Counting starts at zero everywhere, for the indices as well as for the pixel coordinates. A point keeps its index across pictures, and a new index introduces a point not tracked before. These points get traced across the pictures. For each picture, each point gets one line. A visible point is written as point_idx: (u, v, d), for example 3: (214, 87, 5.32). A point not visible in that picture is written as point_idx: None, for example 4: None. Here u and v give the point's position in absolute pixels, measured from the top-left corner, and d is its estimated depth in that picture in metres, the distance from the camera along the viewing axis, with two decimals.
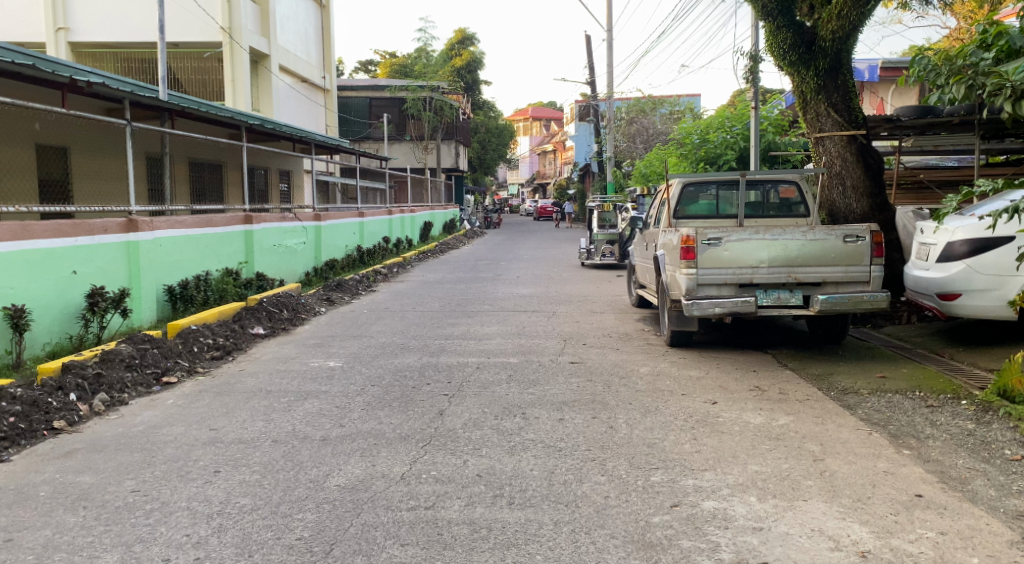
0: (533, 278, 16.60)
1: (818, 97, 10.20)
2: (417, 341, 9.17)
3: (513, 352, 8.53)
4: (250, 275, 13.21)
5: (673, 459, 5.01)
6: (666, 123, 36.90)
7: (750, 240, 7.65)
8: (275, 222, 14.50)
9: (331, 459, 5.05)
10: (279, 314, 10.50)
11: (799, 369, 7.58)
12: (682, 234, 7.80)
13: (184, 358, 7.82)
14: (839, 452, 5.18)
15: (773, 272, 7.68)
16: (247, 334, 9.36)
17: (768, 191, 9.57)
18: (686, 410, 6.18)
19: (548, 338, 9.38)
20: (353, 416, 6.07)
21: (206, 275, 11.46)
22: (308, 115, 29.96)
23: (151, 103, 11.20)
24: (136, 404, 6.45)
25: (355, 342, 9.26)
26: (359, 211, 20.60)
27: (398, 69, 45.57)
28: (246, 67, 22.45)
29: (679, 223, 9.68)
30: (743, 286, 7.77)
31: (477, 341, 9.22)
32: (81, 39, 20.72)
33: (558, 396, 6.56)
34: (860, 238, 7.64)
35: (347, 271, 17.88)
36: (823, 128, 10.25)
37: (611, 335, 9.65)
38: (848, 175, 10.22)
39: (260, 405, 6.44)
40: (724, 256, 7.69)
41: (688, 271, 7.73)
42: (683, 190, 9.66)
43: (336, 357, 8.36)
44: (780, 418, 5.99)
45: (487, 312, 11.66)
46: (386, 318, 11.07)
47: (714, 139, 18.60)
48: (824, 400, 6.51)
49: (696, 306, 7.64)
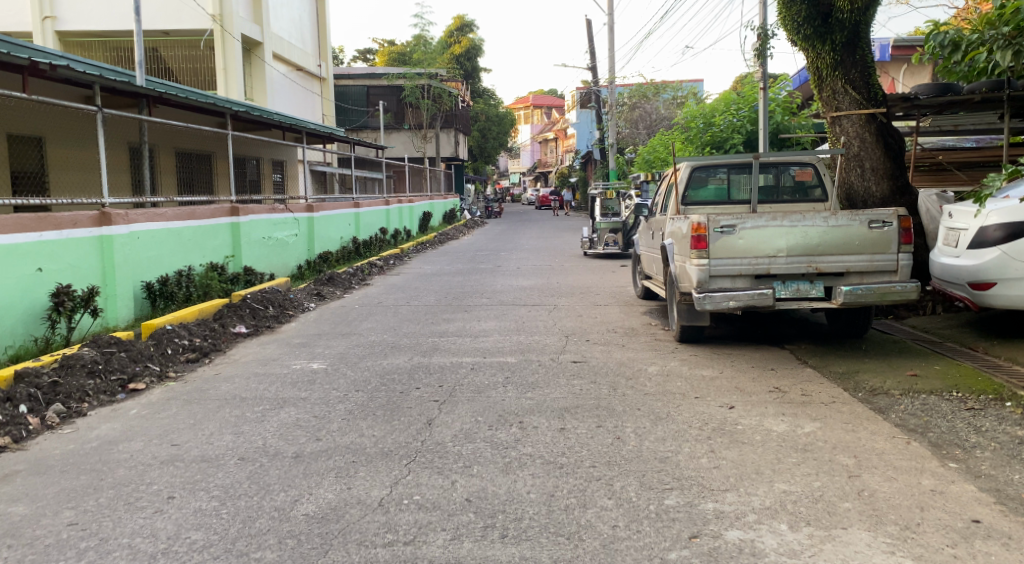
0: (534, 269, 15.97)
1: (835, 73, 9.58)
2: (410, 340, 8.60)
3: (512, 350, 7.94)
4: (237, 270, 12.62)
5: (689, 478, 4.43)
6: (669, 108, 36.07)
7: (766, 227, 7.05)
8: (264, 214, 13.88)
9: (301, 482, 4.46)
10: (263, 311, 9.88)
11: (821, 367, 6.97)
12: (692, 221, 7.18)
13: (156, 361, 7.21)
14: (877, 465, 4.57)
15: (792, 262, 7.06)
16: (228, 333, 8.79)
17: (782, 173, 8.94)
18: (700, 417, 5.59)
19: (548, 334, 8.79)
20: (332, 427, 5.48)
21: (189, 270, 10.87)
22: (304, 104, 29.30)
23: (127, 88, 10.57)
24: (95, 415, 5.88)
25: (342, 341, 8.67)
26: (354, 201, 19.97)
27: (396, 57, 44.83)
28: (238, 55, 21.79)
29: (687, 209, 9.08)
30: (759, 277, 7.16)
31: (474, 338, 8.62)
32: (68, 28, 20.09)
33: (558, 402, 5.96)
34: (886, 223, 7.01)
35: (341, 264, 17.27)
36: (841, 106, 9.62)
37: (616, 330, 9.05)
38: (867, 157, 9.58)
39: (232, 414, 5.86)
40: (738, 245, 7.08)
41: (699, 262, 7.13)
42: (692, 174, 9.07)
43: (321, 359, 7.77)
44: (805, 425, 5.38)
45: (485, 306, 11.05)
46: (378, 314, 10.49)
47: (720, 122, 17.91)
48: (852, 402, 5.91)
49: (708, 300, 7.04)
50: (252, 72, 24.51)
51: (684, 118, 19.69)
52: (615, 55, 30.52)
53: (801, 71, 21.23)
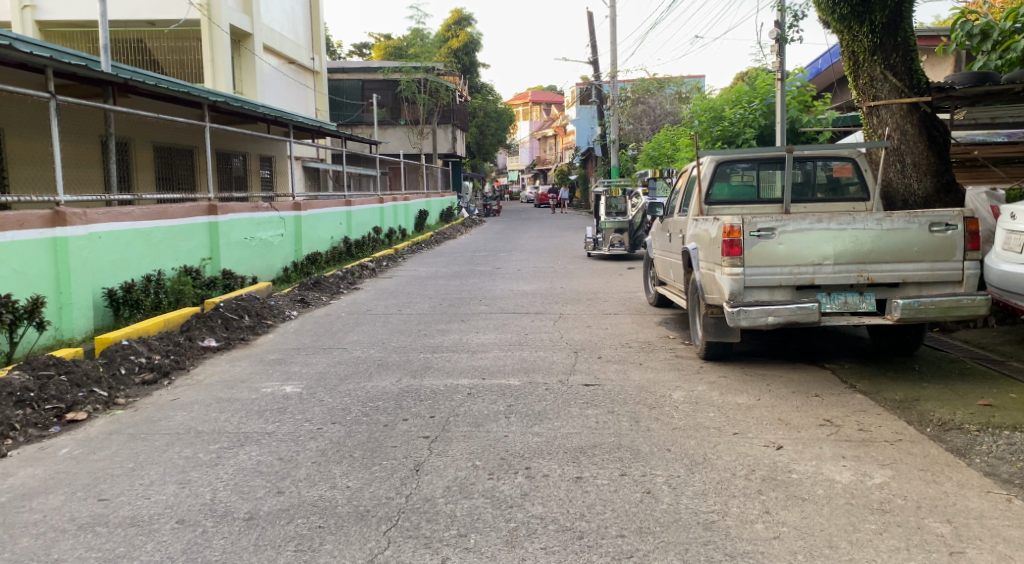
0: (536, 271, 15.02)
1: (873, 57, 8.66)
2: (400, 356, 7.62)
3: (515, 369, 6.97)
4: (214, 273, 11.66)
5: (745, 555, 3.48)
6: (674, 104, 35.13)
7: (810, 231, 6.10)
8: (246, 212, 12.91)
9: (251, 560, 3.51)
10: (237, 321, 8.87)
11: (875, 394, 6.03)
12: (724, 224, 6.22)
13: (104, 385, 6.24)
14: (980, 536, 3.62)
15: (840, 270, 6.11)
16: (195, 348, 7.82)
17: (818, 168, 7.96)
18: (745, 461, 4.64)
19: (555, 349, 7.82)
20: (299, 475, 4.51)
21: (159, 275, 9.90)
22: (296, 99, 28.28)
23: (85, 73, 9.56)
24: (17, 457, 4.90)
25: (323, 357, 7.69)
26: (345, 199, 18.99)
27: (392, 52, 43.81)
28: (226, 46, 20.79)
29: (711, 209, 8.13)
30: (801, 289, 6.21)
31: (472, 355, 7.65)
32: (47, 18, 19.04)
33: (572, 440, 5.01)
34: (950, 226, 6.05)
35: (330, 266, 16.30)
36: (879, 95, 8.70)
37: (630, 344, 8.07)
38: (907, 151, 8.66)
39: (181, 454, 4.88)
40: (778, 251, 6.13)
41: (732, 271, 6.18)
42: (717, 170, 8.11)
43: (298, 380, 6.80)
44: (875, 473, 4.43)
45: (484, 315, 10.07)
46: (365, 323, 9.52)
47: (732, 116, 16.91)
48: (922, 441, 4.96)
49: (743, 315, 6.09)
50: (241, 65, 23.33)
51: (693, 113, 18.67)
52: (618, 47, 29.57)
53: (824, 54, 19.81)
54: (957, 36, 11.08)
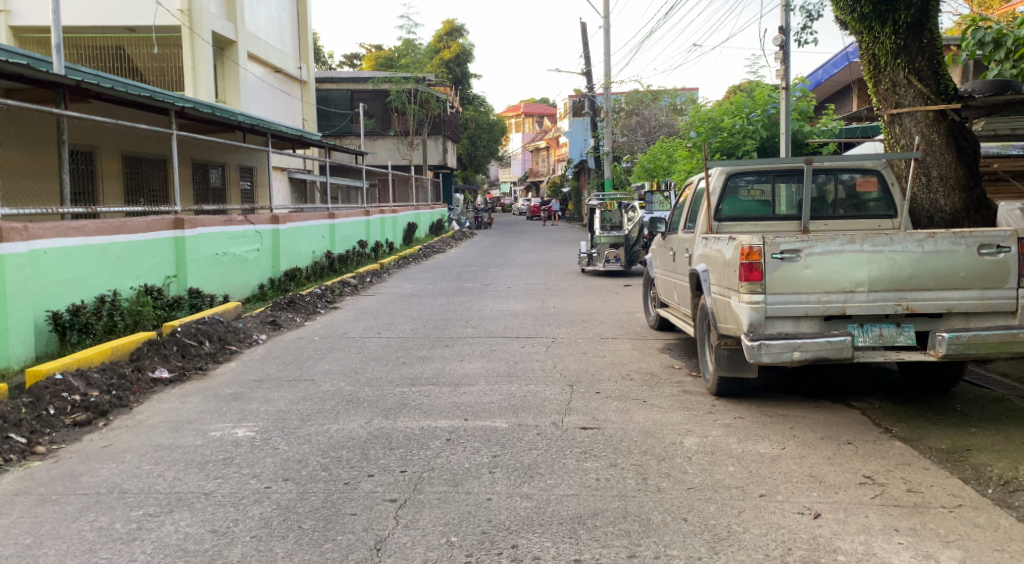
0: (527, 289, 14.19)
1: (897, 61, 7.91)
2: (373, 391, 6.77)
3: (502, 408, 6.13)
4: (179, 292, 10.80)
5: None
6: (669, 115, 34.39)
7: (842, 253, 5.31)
8: (216, 226, 12.05)
9: None
10: (195, 348, 8.00)
11: (917, 441, 5.23)
12: (742, 245, 5.42)
13: (23, 429, 5.37)
14: None
15: (875, 298, 5.32)
16: (143, 381, 6.96)
17: (840, 182, 7.16)
18: (778, 536, 3.83)
19: (547, 382, 6.98)
20: (233, 558, 3.67)
21: (114, 296, 9.03)
22: (281, 109, 27.45)
23: (28, 71, 8.66)
24: None
25: (287, 391, 6.84)
26: (328, 211, 18.15)
27: (382, 61, 43.10)
28: (209, 54, 19.96)
29: (721, 227, 7.31)
30: (830, 319, 5.42)
31: (454, 389, 6.80)
32: (22, 23, 18.18)
33: (569, 507, 4.17)
34: (1002, 248, 5.27)
35: (311, 282, 15.45)
36: (902, 101, 7.95)
37: (631, 376, 7.24)
38: (933, 164, 7.86)
39: (93, 524, 4.02)
40: (804, 277, 5.33)
41: (752, 298, 5.39)
42: (728, 183, 7.31)
43: (253, 421, 5.95)
44: (940, 555, 3.63)
45: (469, 339, 9.23)
46: (339, 349, 8.68)
47: (731, 127, 15.97)
48: (988, 507, 4.16)
49: (765, 350, 5.31)
50: (224, 73, 22.53)
51: (687, 122, 17.68)
52: (612, 57, 28.89)
53: (832, 58, 18.98)
54: (968, 44, 10.31)
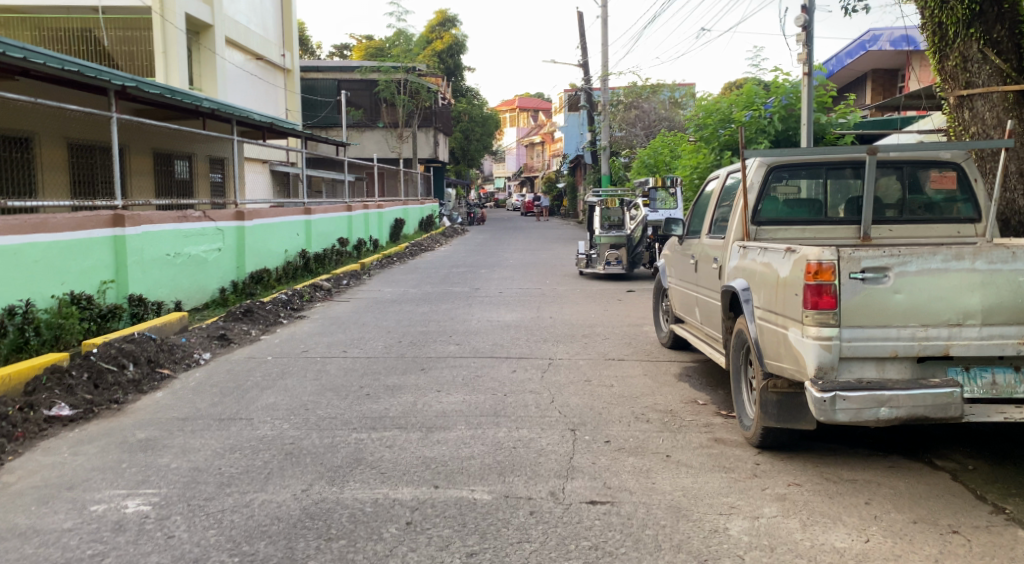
0: (519, 295, 12.74)
1: (970, 29, 6.51)
2: (321, 437, 5.33)
3: (485, 468, 4.70)
4: (117, 300, 9.31)
5: None
6: (669, 108, 32.97)
7: (945, 272, 3.91)
8: (167, 222, 10.54)
9: None
10: (113, 375, 6.56)
11: None
12: (806, 260, 3.99)
13: None
14: None
15: (988, 334, 3.93)
16: (32, 422, 5.49)
17: (909, 177, 5.73)
18: None
19: (542, 426, 5.54)
20: None
21: (27, 307, 7.54)
22: (262, 99, 25.87)
23: None
24: None
25: (216, 437, 5.40)
26: (305, 207, 16.66)
27: (372, 51, 41.51)
28: (181, 39, 18.46)
29: (760, 231, 5.87)
30: (925, 361, 4.02)
31: (426, 435, 5.37)
32: None
33: None
34: None
35: (281, 286, 13.96)
36: (975, 80, 6.57)
37: (647, 416, 5.82)
38: (1013, 155, 6.44)
39: None
40: (894, 303, 3.92)
41: (821, 333, 3.98)
42: (768, 178, 5.88)
43: (154, 486, 4.49)
44: None
45: (450, 360, 7.78)
46: (293, 375, 7.22)
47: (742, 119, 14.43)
48: None
49: (841, 406, 3.90)
50: (200, 60, 20.98)
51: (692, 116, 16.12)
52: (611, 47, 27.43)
53: (845, 48, 17.73)
54: None
